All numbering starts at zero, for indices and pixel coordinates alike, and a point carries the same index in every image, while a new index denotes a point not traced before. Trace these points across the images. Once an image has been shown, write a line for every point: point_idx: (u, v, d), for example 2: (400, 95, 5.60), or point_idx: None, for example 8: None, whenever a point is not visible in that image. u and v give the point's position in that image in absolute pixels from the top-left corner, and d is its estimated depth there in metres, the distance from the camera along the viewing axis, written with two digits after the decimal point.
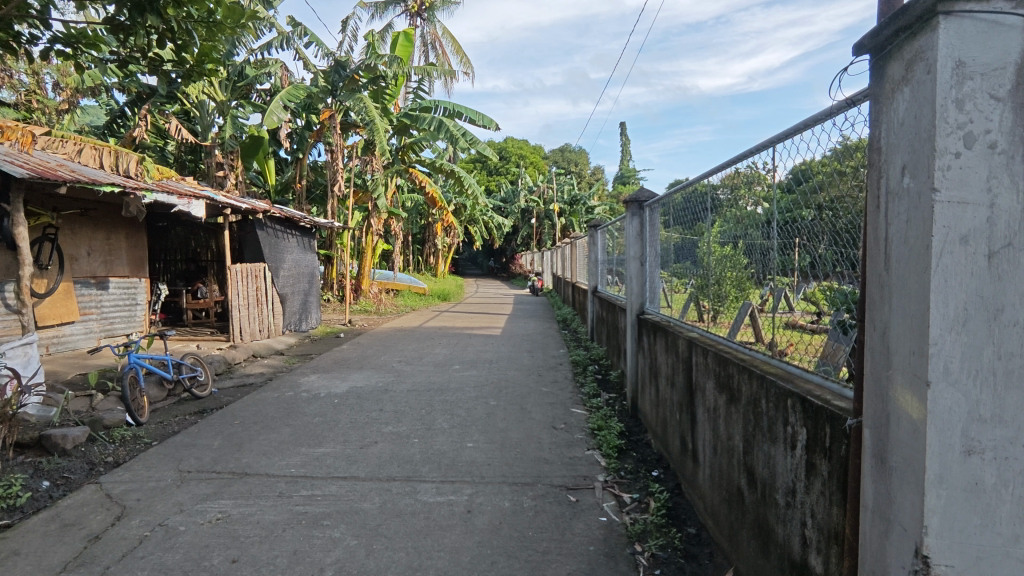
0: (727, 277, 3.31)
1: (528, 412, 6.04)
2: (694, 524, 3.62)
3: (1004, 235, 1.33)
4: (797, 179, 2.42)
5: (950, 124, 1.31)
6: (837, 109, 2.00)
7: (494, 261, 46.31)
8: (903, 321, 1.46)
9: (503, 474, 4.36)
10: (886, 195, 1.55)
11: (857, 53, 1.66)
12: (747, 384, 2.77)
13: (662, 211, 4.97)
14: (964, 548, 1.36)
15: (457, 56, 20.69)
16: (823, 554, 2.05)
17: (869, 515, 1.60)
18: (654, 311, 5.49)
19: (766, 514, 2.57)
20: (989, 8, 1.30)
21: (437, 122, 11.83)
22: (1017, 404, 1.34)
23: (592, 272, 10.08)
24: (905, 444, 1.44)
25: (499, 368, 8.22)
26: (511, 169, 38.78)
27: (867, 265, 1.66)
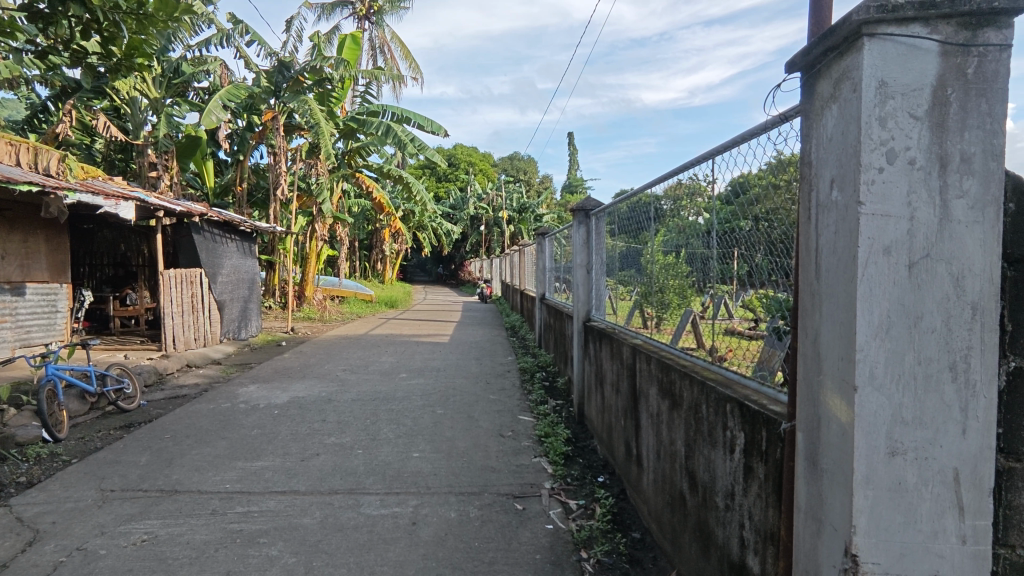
0: (670, 285, 3.38)
1: (476, 420, 6.00)
2: (638, 529, 3.67)
3: (923, 247, 1.39)
4: (736, 191, 2.50)
5: (874, 141, 1.38)
6: (770, 124, 2.07)
7: (443, 268, 45.99)
8: (832, 328, 1.52)
9: (450, 484, 4.30)
10: (816, 208, 1.61)
11: (790, 71, 1.73)
12: (688, 389, 2.84)
13: (607, 220, 5.07)
14: (888, 546, 1.42)
15: (405, 61, 20.52)
16: (759, 555, 2.11)
17: (802, 517, 1.65)
18: (600, 317, 5.58)
19: (706, 518, 2.63)
20: (907, 32, 1.37)
21: (386, 127, 11.67)
22: (935, 407, 1.41)
23: (540, 279, 10.18)
24: (835, 447, 1.49)
25: (446, 376, 8.14)
26: (460, 176, 38.80)
27: (799, 275, 1.72)
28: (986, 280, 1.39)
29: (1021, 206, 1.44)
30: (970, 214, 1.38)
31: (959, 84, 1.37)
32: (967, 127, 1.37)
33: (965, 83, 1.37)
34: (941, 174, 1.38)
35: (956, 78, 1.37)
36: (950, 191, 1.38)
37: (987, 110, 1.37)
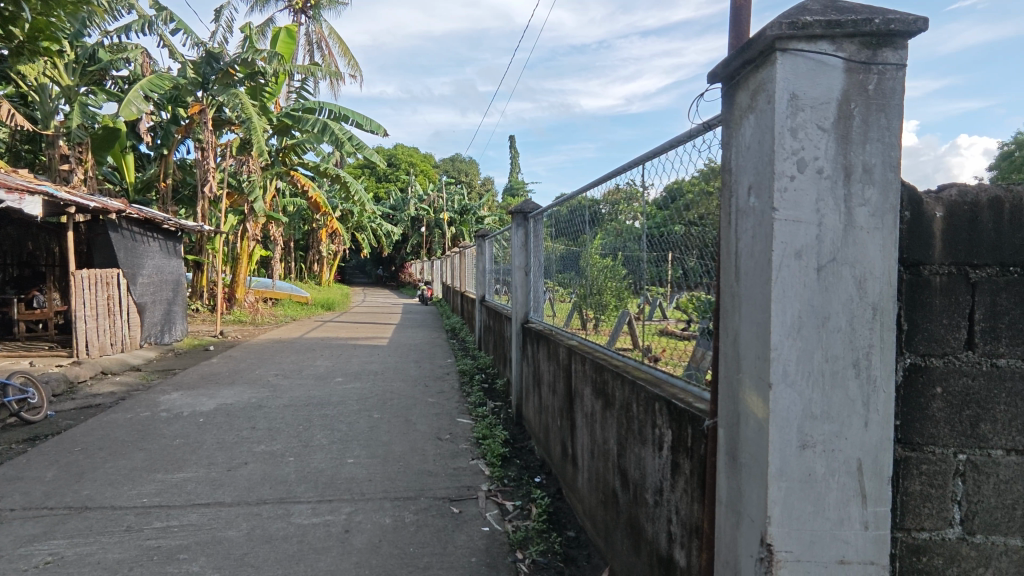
0: (608, 288, 3.43)
1: (413, 424, 5.91)
2: (572, 528, 3.72)
3: (830, 252, 1.48)
4: (670, 196, 2.56)
5: (786, 150, 1.46)
6: (696, 132, 2.13)
7: (383, 269, 45.19)
8: (750, 328, 1.59)
9: (385, 489, 4.21)
10: (736, 213, 1.69)
11: (712, 81, 1.80)
12: (621, 389, 2.92)
13: (546, 222, 5.12)
14: (799, 535, 1.50)
15: (343, 58, 20.02)
16: (685, 548, 2.18)
17: (724, 510, 1.72)
18: (537, 319, 5.63)
19: (637, 514, 2.69)
20: (816, 48, 1.45)
21: (322, 124, 11.32)
22: (841, 401, 1.50)
23: (480, 282, 10.17)
24: (751, 441, 1.56)
25: (384, 380, 7.97)
26: (401, 177, 38.34)
27: (721, 277, 1.79)
28: (885, 283, 1.49)
29: (915, 214, 1.55)
30: (871, 221, 1.48)
31: (862, 99, 1.47)
32: (869, 139, 1.47)
33: (867, 98, 1.47)
34: (845, 183, 1.47)
35: (859, 93, 1.47)
36: (854, 199, 1.48)
37: (886, 124, 1.47)
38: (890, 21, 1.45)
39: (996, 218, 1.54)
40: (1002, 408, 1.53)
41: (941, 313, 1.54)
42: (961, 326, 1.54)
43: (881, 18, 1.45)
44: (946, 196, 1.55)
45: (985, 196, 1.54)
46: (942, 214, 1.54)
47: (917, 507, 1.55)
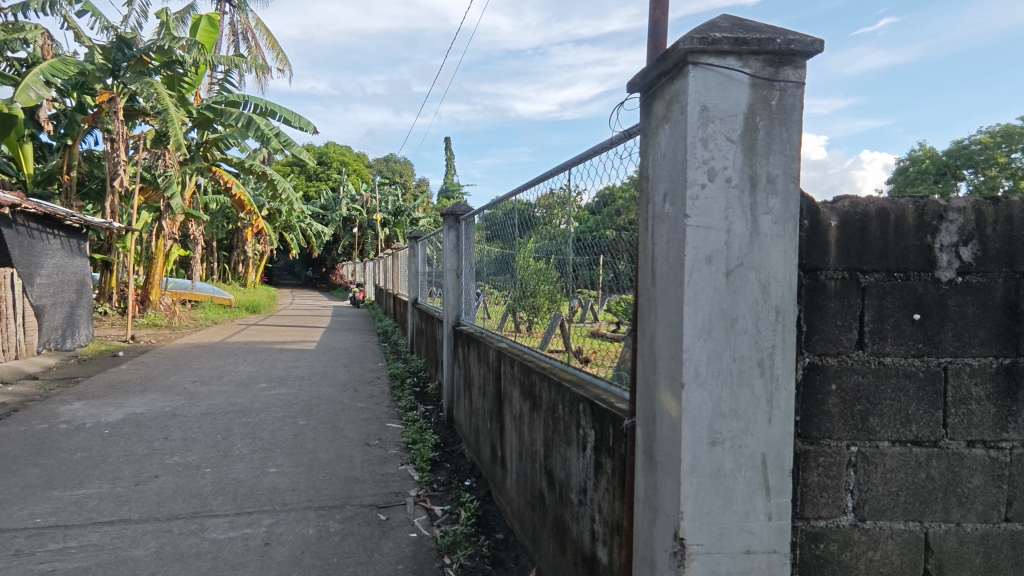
0: (541, 290, 3.45)
1: (340, 430, 5.74)
2: (501, 530, 3.73)
3: (737, 256, 1.55)
4: (600, 201, 2.59)
5: (697, 160, 1.53)
6: (619, 139, 2.15)
7: (313, 270, 43.75)
8: (665, 330, 1.64)
9: (309, 499, 4.06)
10: (653, 219, 1.74)
11: (631, 90, 1.85)
12: (547, 390, 2.97)
13: (480, 223, 5.09)
14: (710, 528, 1.56)
15: (271, 51, 19.26)
16: (607, 546, 2.22)
17: (642, 507, 1.78)
18: (469, 322, 5.61)
19: (562, 514, 2.73)
20: (724, 64, 1.53)
21: (246, 119, 10.79)
22: (748, 399, 1.57)
23: (412, 284, 10.03)
24: (666, 439, 1.62)
25: (311, 385, 7.69)
26: (332, 176, 37.28)
27: (639, 281, 1.85)
28: (787, 287, 1.58)
29: (814, 222, 1.65)
30: (775, 229, 1.57)
31: (766, 113, 1.55)
32: (772, 151, 1.56)
33: (770, 113, 1.55)
34: (752, 192, 1.55)
35: (763, 108, 1.55)
36: (759, 208, 1.56)
37: (788, 138, 1.56)
38: (791, 41, 1.54)
39: (884, 227, 1.67)
40: (888, 403, 1.66)
41: (836, 315, 1.65)
42: (853, 327, 1.65)
43: (782, 38, 1.54)
44: (840, 206, 1.66)
45: (874, 208, 1.67)
46: (836, 223, 1.66)
47: (814, 497, 1.65)
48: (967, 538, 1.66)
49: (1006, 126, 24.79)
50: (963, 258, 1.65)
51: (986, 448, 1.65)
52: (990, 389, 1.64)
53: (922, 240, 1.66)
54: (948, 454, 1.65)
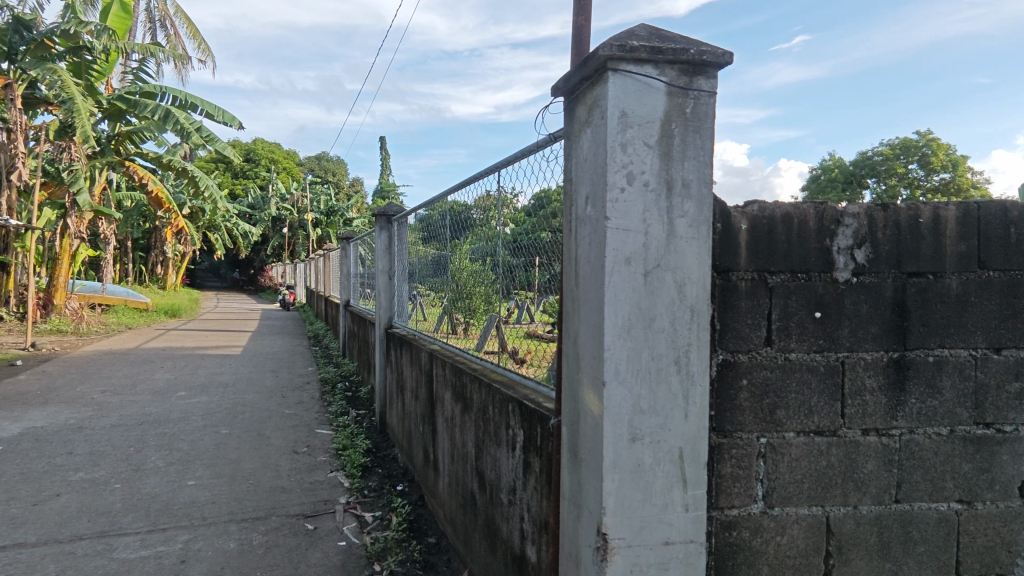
0: (477, 292, 3.45)
1: (266, 438, 5.50)
2: (434, 534, 3.70)
3: (655, 257, 1.61)
4: (534, 203, 2.56)
5: (617, 164, 1.57)
6: (550, 141, 2.15)
7: (239, 272, 41.79)
8: (588, 330, 1.68)
9: (231, 511, 3.87)
10: (576, 221, 1.77)
11: (555, 94, 1.88)
12: (477, 392, 2.98)
13: (415, 224, 5.01)
14: (631, 522, 1.60)
15: (192, 40, 18.26)
16: (536, 544, 2.24)
17: (567, 505, 1.81)
18: (402, 324, 5.52)
19: (492, 514, 2.74)
20: (641, 71, 1.58)
21: (164, 111, 10.14)
22: (665, 395, 1.63)
23: (345, 286, 9.76)
24: (589, 437, 1.65)
25: (235, 393, 7.32)
26: (260, 174, 35.83)
27: (565, 282, 1.88)
28: (701, 287, 1.65)
29: (726, 225, 1.74)
30: (689, 231, 1.63)
31: (681, 120, 1.61)
32: (687, 156, 1.62)
33: (685, 119, 1.61)
34: (667, 196, 1.61)
35: (678, 115, 1.61)
36: (674, 211, 1.62)
37: (701, 145, 1.62)
38: (703, 53, 1.60)
39: (788, 230, 1.77)
40: (793, 395, 1.76)
41: (746, 314, 1.74)
42: (762, 324, 1.75)
43: (695, 49, 1.60)
44: (750, 211, 1.76)
45: (780, 212, 1.77)
46: (746, 225, 1.75)
47: (727, 488, 1.73)
48: (863, 519, 1.78)
49: (904, 140, 26.99)
50: (857, 260, 1.78)
51: (878, 435, 1.78)
52: (881, 380, 1.78)
53: (823, 243, 1.77)
54: (847, 442, 1.77)
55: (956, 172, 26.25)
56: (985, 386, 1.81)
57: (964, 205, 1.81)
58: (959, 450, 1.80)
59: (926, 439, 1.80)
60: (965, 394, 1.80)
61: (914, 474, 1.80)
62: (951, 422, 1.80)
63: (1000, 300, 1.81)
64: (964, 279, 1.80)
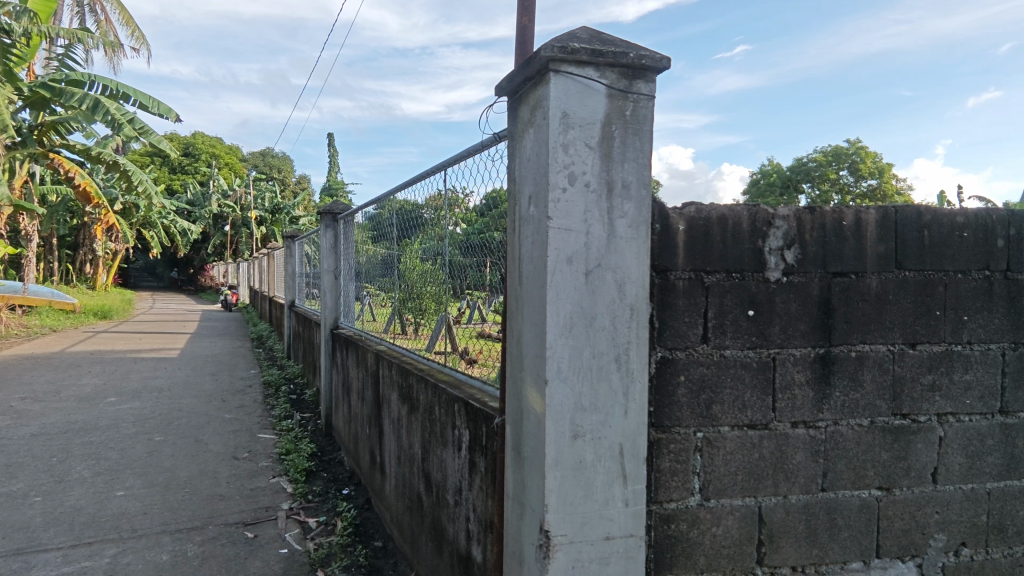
0: (427, 292, 3.41)
1: (204, 444, 5.28)
2: (380, 537, 3.63)
3: (596, 258, 1.63)
4: (485, 203, 2.53)
5: (559, 164, 1.59)
6: (496, 140, 2.14)
7: (177, 271, 39.90)
8: (531, 328, 1.69)
9: (165, 522, 3.69)
10: (519, 221, 1.78)
11: (499, 94, 1.88)
12: (424, 392, 2.95)
13: (363, 222, 4.91)
14: (573, 518, 1.62)
15: (124, 27, 17.31)
16: (481, 544, 2.24)
17: (511, 503, 1.81)
18: (348, 324, 5.41)
19: (439, 516, 2.72)
20: (582, 73, 1.60)
21: (93, 100, 9.57)
22: (606, 392, 1.66)
23: (290, 286, 9.48)
24: (532, 436, 1.66)
25: (170, 397, 6.98)
26: (200, 169, 34.36)
27: (509, 281, 1.88)
28: (640, 286, 1.68)
29: (664, 226, 1.78)
30: (629, 231, 1.67)
31: (621, 122, 1.64)
32: (626, 159, 1.65)
33: (625, 122, 1.64)
34: (608, 197, 1.64)
35: (619, 117, 1.64)
36: (614, 212, 1.65)
37: (640, 147, 1.66)
38: (642, 57, 1.64)
39: (723, 232, 1.84)
40: (728, 391, 1.82)
41: (684, 312, 1.79)
42: (698, 323, 1.80)
43: (635, 52, 1.63)
44: (687, 212, 1.81)
45: (715, 214, 1.83)
46: (683, 227, 1.80)
47: (665, 482, 1.78)
48: (792, 508, 1.87)
49: (836, 147, 28.45)
50: (787, 261, 1.86)
51: (806, 428, 1.87)
52: (809, 375, 1.87)
53: (755, 244, 1.85)
54: (777, 435, 1.85)
55: (883, 178, 27.87)
56: (902, 379, 1.93)
57: (883, 209, 1.92)
58: (878, 439, 1.92)
59: (848, 430, 1.90)
60: (883, 386, 1.92)
61: (839, 463, 1.90)
62: (871, 413, 1.91)
63: (915, 299, 1.93)
64: (883, 279, 1.91)
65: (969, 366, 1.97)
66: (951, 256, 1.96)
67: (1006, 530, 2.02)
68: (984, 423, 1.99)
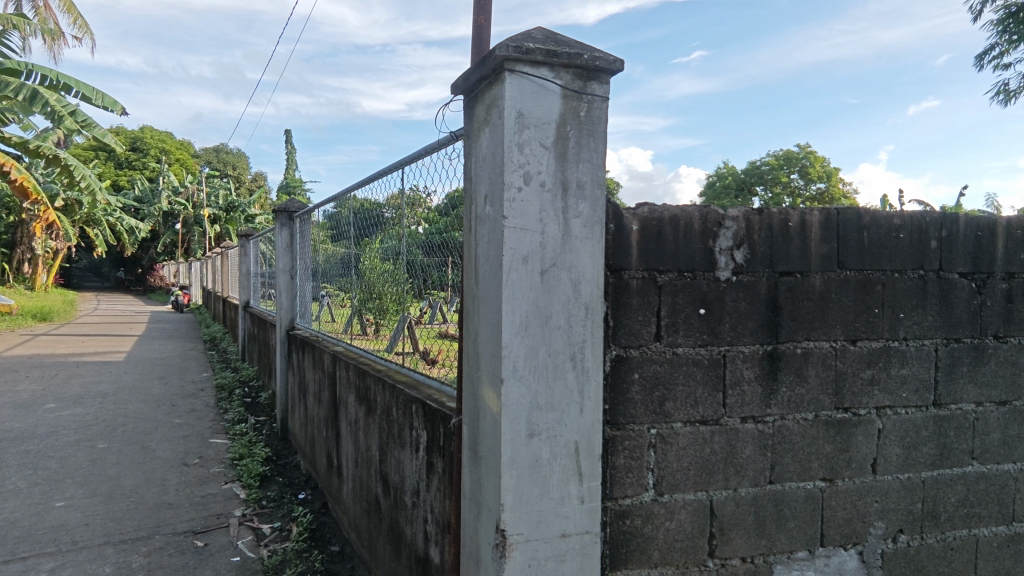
0: (388, 292, 3.36)
1: (151, 451, 5.07)
2: (337, 542, 3.57)
3: (551, 257, 1.64)
4: (446, 203, 2.49)
5: (514, 164, 1.59)
6: (454, 139, 2.12)
7: (124, 271, 38.24)
8: (487, 327, 1.68)
9: (108, 533, 3.53)
10: (475, 220, 1.77)
11: (455, 92, 1.87)
12: (381, 394, 2.91)
13: (322, 220, 4.80)
14: (529, 516, 1.63)
15: (66, 14, 16.45)
16: (439, 545, 2.22)
17: (468, 504, 1.80)
18: (305, 325, 5.29)
19: (397, 518, 2.69)
20: (537, 73, 1.61)
21: (30, 90, 9.09)
22: (562, 391, 1.67)
23: (244, 286, 9.20)
24: (489, 435, 1.66)
25: (115, 403, 6.68)
26: (148, 164, 33.02)
27: (465, 281, 1.87)
28: (594, 286, 1.70)
29: (619, 226, 1.80)
30: (584, 231, 1.68)
31: (575, 123, 1.65)
32: (581, 159, 1.66)
33: (579, 123, 1.66)
34: (563, 197, 1.65)
35: (573, 118, 1.65)
36: (570, 212, 1.66)
37: (595, 148, 1.68)
38: (595, 58, 1.65)
39: (675, 231, 1.87)
40: (680, 387, 1.86)
41: (637, 311, 1.82)
42: (652, 321, 1.84)
43: (589, 54, 1.65)
44: (641, 213, 1.84)
45: (668, 214, 1.87)
46: (637, 227, 1.83)
47: (620, 479, 1.80)
48: (742, 500, 1.92)
49: (787, 152, 29.48)
50: (736, 260, 1.91)
51: (754, 423, 1.93)
52: (757, 372, 1.93)
53: (705, 244, 1.89)
54: (728, 430, 1.90)
55: (830, 182, 29.01)
56: (844, 374, 2.01)
57: (827, 210, 1.99)
58: (822, 433, 1.99)
59: (794, 424, 1.96)
60: (827, 381, 1.99)
61: (785, 456, 1.96)
62: (816, 407, 1.99)
63: (856, 297, 2.02)
64: (826, 278, 1.99)
65: (905, 361, 2.07)
66: (889, 256, 2.05)
67: (939, 516, 2.13)
68: (919, 415, 2.09)
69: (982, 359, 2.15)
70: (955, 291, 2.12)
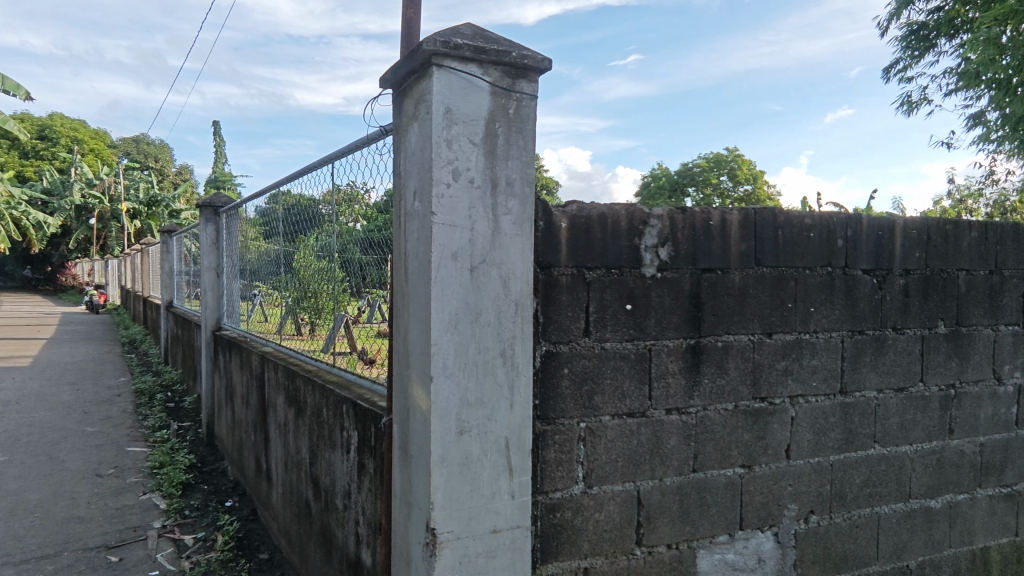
0: (324, 291, 3.27)
1: (61, 462, 4.72)
2: (266, 549, 3.43)
3: (481, 254, 1.64)
4: (384, 200, 2.43)
5: (443, 160, 1.58)
6: (385, 133, 2.07)
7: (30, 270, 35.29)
8: (416, 325, 1.66)
9: (8, 552, 3.25)
10: (404, 216, 1.75)
11: (384, 85, 1.83)
12: (311, 394, 2.83)
13: (252, 216, 4.61)
14: (459, 514, 1.62)
15: None
16: (370, 547, 2.18)
17: (399, 504, 1.78)
18: (232, 326, 5.06)
19: (328, 521, 2.62)
20: (466, 69, 1.60)
21: None
22: (492, 386, 1.67)
23: (167, 285, 8.70)
24: (418, 434, 1.64)
25: (19, 411, 6.16)
26: (58, 154, 30.63)
27: (394, 278, 1.84)
28: (524, 282, 1.71)
29: (548, 224, 1.83)
30: (513, 228, 1.69)
31: (504, 121, 1.66)
32: (510, 156, 1.67)
33: (508, 120, 1.66)
34: (493, 194, 1.65)
35: (502, 115, 1.65)
36: (499, 209, 1.66)
37: (524, 145, 1.69)
38: (524, 57, 1.66)
39: (603, 230, 1.91)
40: (608, 381, 1.91)
41: (567, 307, 1.85)
42: (580, 317, 1.87)
43: (517, 52, 1.65)
44: (570, 210, 1.87)
45: (596, 212, 1.90)
46: (566, 224, 1.86)
47: (550, 472, 1.82)
48: (667, 489, 1.99)
49: (717, 154, 30.81)
50: (661, 258, 1.98)
51: (678, 414, 2.00)
52: (681, 365, 2.00)
53: (632, 242, 1.94)
54: (653, 421, 1.96)
55: (756, 184, 30.53)
56: (760, 366, 2.11)
57: (745, 211, 2.09)
58: (741, 421, 2.09)
59: (716, 414, 2.05)
60: (745, 373, 2.09)
61: (707, 445, 2.05)
62: (735, 398, 2.08)
63: (771, 292, 2.13)
64: (744, 274, 2.09)
65: (816, 353, 2.20)
66: (801, 254, 2.17)
67: (846, 496, 2.28)
68: (828, 402, 2.23)
69: (882, 349, 2.32)
70: (859, 286, 2.27)
